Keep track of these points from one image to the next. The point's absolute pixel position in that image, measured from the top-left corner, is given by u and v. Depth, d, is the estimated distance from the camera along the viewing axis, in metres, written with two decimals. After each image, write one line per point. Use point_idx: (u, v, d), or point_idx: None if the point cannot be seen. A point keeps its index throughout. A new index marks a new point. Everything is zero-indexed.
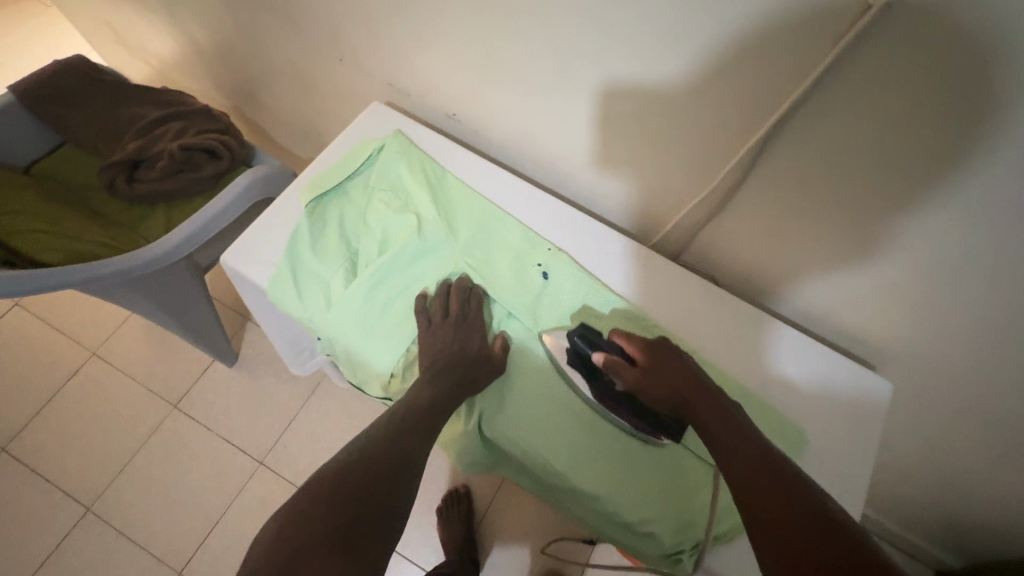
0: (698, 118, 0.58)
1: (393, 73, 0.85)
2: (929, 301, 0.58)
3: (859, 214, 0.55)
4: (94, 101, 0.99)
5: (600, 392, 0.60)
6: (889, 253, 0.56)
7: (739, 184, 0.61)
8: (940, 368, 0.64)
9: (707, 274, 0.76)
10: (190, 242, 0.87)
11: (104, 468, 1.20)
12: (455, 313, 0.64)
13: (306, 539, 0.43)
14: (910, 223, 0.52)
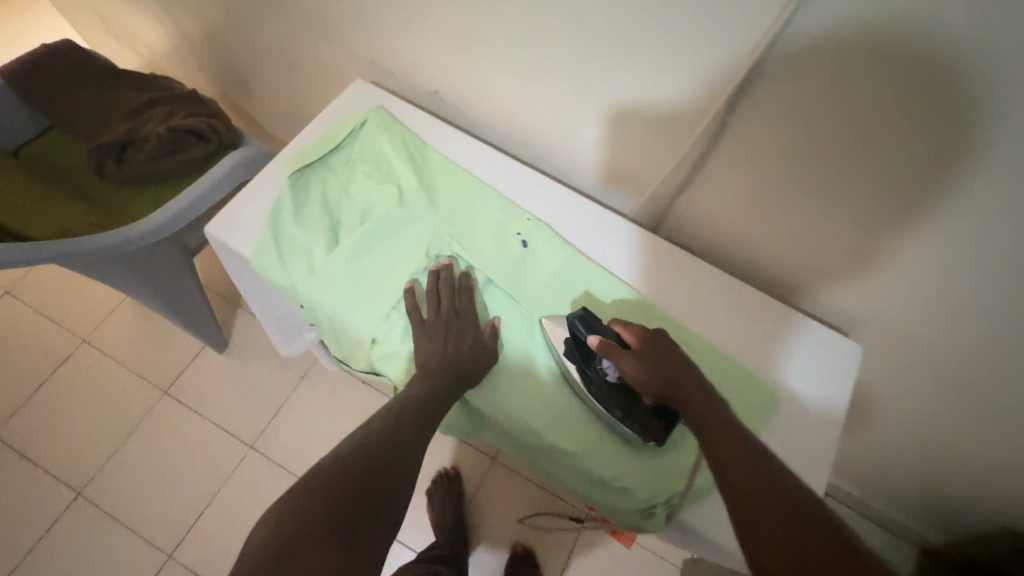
0: (670, 80, 0.58)
1: (374, 50, 0.85)
2: (896, 261, 0.59)
3: (829, 172, 0.56)
4: (80, 85, 0.99)
5: (590, 379, 0.60)
6: (859, 210, 0.57)
7: (711, 148, 0.61)
8: (907, 329, 0.67)
9: (685, 245, 0.77)
10: (176, 221, 0.88)
11: (96, 453, 1.21)
12: (448, 308, 0.63)
13: (304, 537, 0.44)
14: (878, 178, 0.53)
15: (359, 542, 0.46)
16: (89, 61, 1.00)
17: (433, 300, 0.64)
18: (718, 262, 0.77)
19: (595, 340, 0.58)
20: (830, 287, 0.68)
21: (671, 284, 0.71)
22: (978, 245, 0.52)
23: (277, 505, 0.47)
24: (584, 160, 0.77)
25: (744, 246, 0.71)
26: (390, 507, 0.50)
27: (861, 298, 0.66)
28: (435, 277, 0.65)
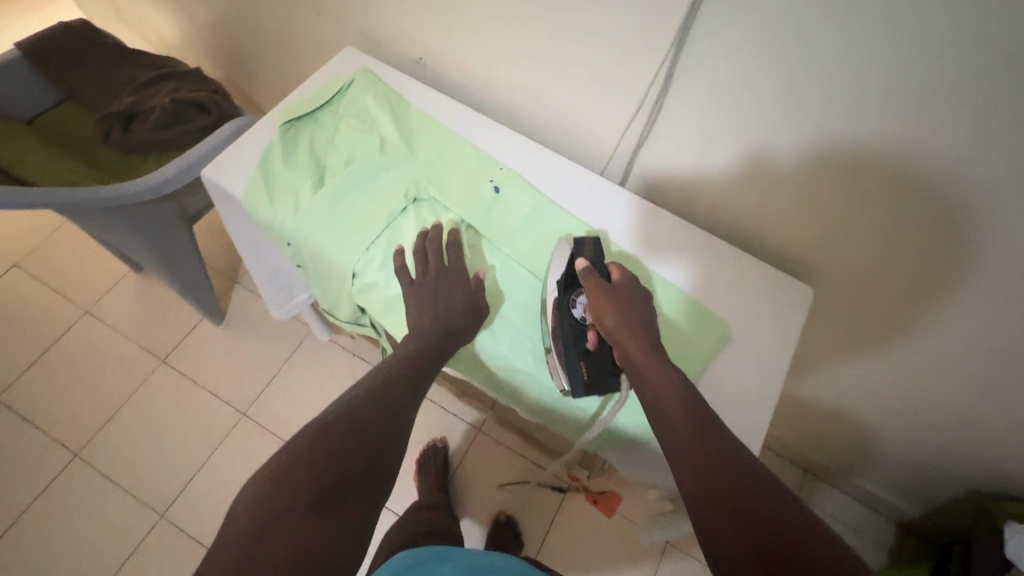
0: (629, 24, 0.65)
1: (366, 22, 0.91)
2: (835, 196, 0.66)
3: (768, 106, 0.62)
4: (93, 60, 1.07)
5: (561, 305, 0.66)
6: (797, 145, 0.64)
7: (666, 91, 0.68)
8: (850, 267, 0.73)
9: (653, 199, 0.84)
10: (174, 180, 0.93)
11: (94, 417, 1.26)
12: (435, 267, 0.68)
13: (288, 499, 0.47)
14: (809, 108, 0.60)
15: (345, 514, 0.49)
16: (101, 39, 1.08)
17: (421, 258, 0.69)
18: (683, 213, 0.83)
19: (582, 264, 0.65)
20: (794, 245, 0.76)
21: (638, 226, 0.77)
22: (915, 189, 0.60)
23: (266, 476, 0.49)
24: (559, 121, 0.84)
25: (712, 199, 0.78)
26: (376, 479, 0.54)
27: (828, 252, 0.73)
28: (423, 239, 0.70)
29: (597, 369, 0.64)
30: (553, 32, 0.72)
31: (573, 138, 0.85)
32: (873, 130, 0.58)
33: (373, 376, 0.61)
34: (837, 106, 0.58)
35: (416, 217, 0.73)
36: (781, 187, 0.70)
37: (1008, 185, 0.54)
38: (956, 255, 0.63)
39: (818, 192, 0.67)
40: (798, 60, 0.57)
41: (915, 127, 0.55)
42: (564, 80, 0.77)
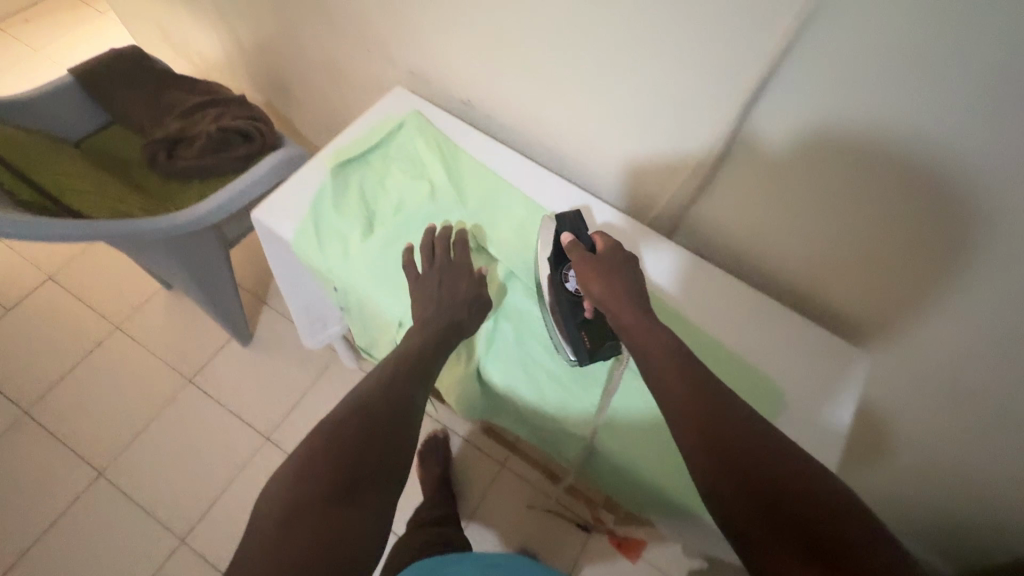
0: (696, 83, 0.63)
1: (416, 62, 0.91)
2: (885, 255, 0.62)
3: (820, 155, 0.60)
4: (140, 85, 1.08)
5: (556, 282, 0.66)
6: (848, 198, 0.61)
7: (727, 151, 0.67)
8: (901, 335, 0.68)
9: (700, 252, 0.83)
10: (221, 211, 0.94)
11: (120, 435, 1.26)
12: (440, 259, 0.69)
13: (307, 494, 0.49)
14: (864, 162, 0.57)
15: (362, 510, 0.49)
16: (151, 65, 1.10)
17: (429, 253, 0.70)
18: (730, 268, 0.81)
19: (569, 239, 0.66)
20: (831, 296, 0.72)
21: (663, 266, 0.78)
22: (977, 254, 0.55)
23: (288, 470, 0.51)
24: (604, 169, 0.83)
25: (728, 229, 0.76)
26: (391, 473, 0.53)
27: (827, 246, 0.67)
28: (430, 234, 0.71)
29: (597, 335, 0.66)
30: (604, 85, 0.71)
31: (620, 186, 0.84)
32: (816, 111, 0.57)
33: (382, 371, 0.60)
34: (887, 173, 0.56)
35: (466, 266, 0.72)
36: (830, 241, 0.66)
37: (970, 122, 0.48)
38: (948, 220, 0.55)
39: (794, 174, 0.63)
40: (859, 113, 0.54)
41: (857, 95, 0.53)
42: (616, 130, 0.76)
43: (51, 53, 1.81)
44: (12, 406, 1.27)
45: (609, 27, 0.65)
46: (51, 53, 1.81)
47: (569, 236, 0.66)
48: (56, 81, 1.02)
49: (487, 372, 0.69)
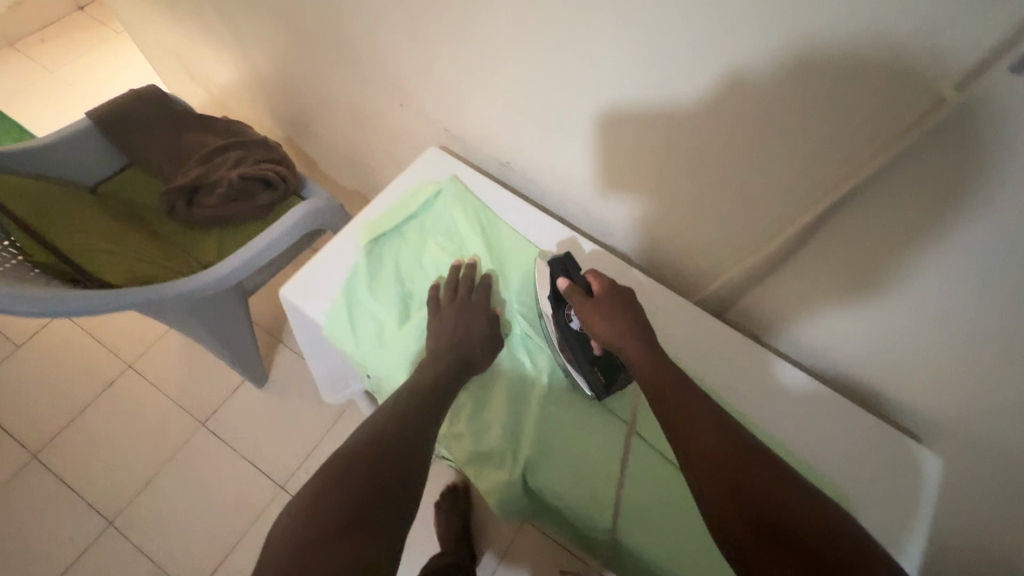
0: (768, 172, 0.59)
1: (451, 120, 0.88)
2: (877, 280, 0.58)
3: (799, 181, 0.57)
4: (159, 127, 1.04)
5: (560, 324, 0.64)
6: (830, 223, 0.58)
7: (800, 246, 0.62)
8: (894, 359, 0.65)
9: (751, 332, 0.78)
10: (243, 269, 0.90)
11: (131, 481, 1.22)
12: (462, 296, 0.67)
13: (315, 530, 0.44)
14: (838, 181, 0.54)
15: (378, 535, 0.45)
16: (171, 107, 1.06)
17: (450, 289, 0.68)
18: (749, 329, 0.79)
19: (565, 283, 0.63)
20: (827, 329, 0.68)
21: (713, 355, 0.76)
22: (966, 260, 0.50)
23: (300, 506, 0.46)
24: (647, 242, 0.80)
25: (718, 263, 0.74)
26: (406, 494, 0.49)
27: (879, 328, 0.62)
28: (456, 271, 0.69)
29: (611, 370, 0.64)
30: (642, 158, 0.68)
31: (666, 255, 0.79)
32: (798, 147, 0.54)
33: (395, 399, 0.58)
34: (867, 193, 0.53)
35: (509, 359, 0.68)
36: (820, 272, 0.63)
37: (907, 91, 0.45)
38: (914, 195, 0.50)
39: (833, 254, 0.60)
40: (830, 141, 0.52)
41: (834, 124, 0.50)
42: (669, 206, 0.72)
43: (67, 76, 1.79)
44: (21, 451, 1.23)
45: (666, 116, 0.61)
46: (66, 76, 1.79)
47: (564, 279, 0.63)
48: (74, 126, 0.99)
49: (535, 477, 0.62)
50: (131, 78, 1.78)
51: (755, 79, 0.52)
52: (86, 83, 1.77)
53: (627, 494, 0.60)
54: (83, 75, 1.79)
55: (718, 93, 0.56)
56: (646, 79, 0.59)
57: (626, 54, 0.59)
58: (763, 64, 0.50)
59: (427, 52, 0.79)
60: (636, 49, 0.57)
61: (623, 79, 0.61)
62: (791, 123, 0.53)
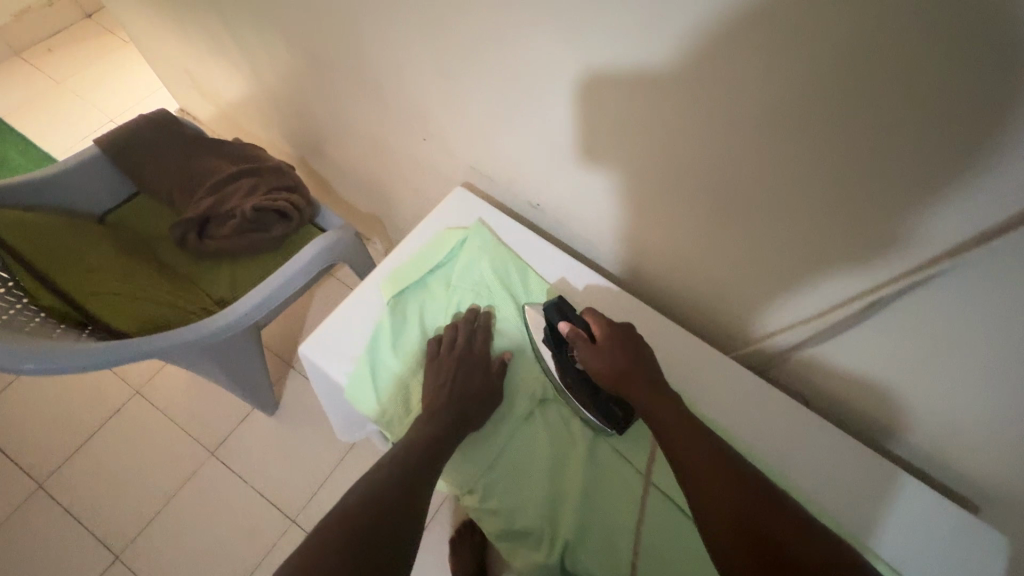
0: (828, 244, 0.53)
1: (477, 156, 0.84)
2: (920, 324, 0.53)
3: (836, 231, 0.52)
4: (170, 154, 1.00)
5: (565, 367, 0.61)
6: (871, 269, 0.52)
7: (861, 317, 0.57)
8: (937, 400, 0.59)
9: (798, 395, 0.73)
10: (256, 310, 0.86)
11: (138, 513, 1.19)
12: (459, 348, 0.63)
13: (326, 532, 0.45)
14: (882, 226, 0.48)
15: (384, 550, 0.45)
16: (181, 131, 1.02)
17: (448, 342, 0.64)
18: (778, 374, 0.74)
19: (566, 326, 0.60)
20: (868, 375, 0.63)
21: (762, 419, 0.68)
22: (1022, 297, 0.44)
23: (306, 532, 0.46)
24: (684, 293, 0.75)
25: (745, 303, 0.68)
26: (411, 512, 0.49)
27: (947, 402, 0.58)
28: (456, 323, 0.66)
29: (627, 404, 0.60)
30: (659, 195, 0.63)
31: (705, 307, 0.75)
32: (835, 196, 0.49)
33: (400, 449, 0.55)
34: (912, 237, 0.47)
35: (546, 427, 0.62)
36: (858, 318, 0.57)
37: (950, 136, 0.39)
38: (957, 233, 0.44)
39: (879, 305, 0.54)
40: (869, 190, 0.46)
41: (876, 175, 0.45)
42: (711, 263, 0.67)
43: (74, 86, 1.75)
44: (27, 480, 1.20)
45: (702, 171, 0.56)
46: (73, 86, 1.75)
47: (564, 322, 0.61)
48: (83, 154, 0.95)
49: (575, 558, 0.56)
50: (139, 89, 1.74)
51: (809, 148, 0.47)
52: (94, 95, 1.73)
53: (663, 566, 0.54)
54: (91, 86, 1.75)
55: (753, 145, 0.50)
56: (693, 149, 0.55)
57: (664, 116, 0.54)
58: (801, 123, 0.45)
59: (454, 90, 0.75)
60: (674, 113, 0.53)
61: (661, 142, 0.57)
62: (857, 203, 0.48)
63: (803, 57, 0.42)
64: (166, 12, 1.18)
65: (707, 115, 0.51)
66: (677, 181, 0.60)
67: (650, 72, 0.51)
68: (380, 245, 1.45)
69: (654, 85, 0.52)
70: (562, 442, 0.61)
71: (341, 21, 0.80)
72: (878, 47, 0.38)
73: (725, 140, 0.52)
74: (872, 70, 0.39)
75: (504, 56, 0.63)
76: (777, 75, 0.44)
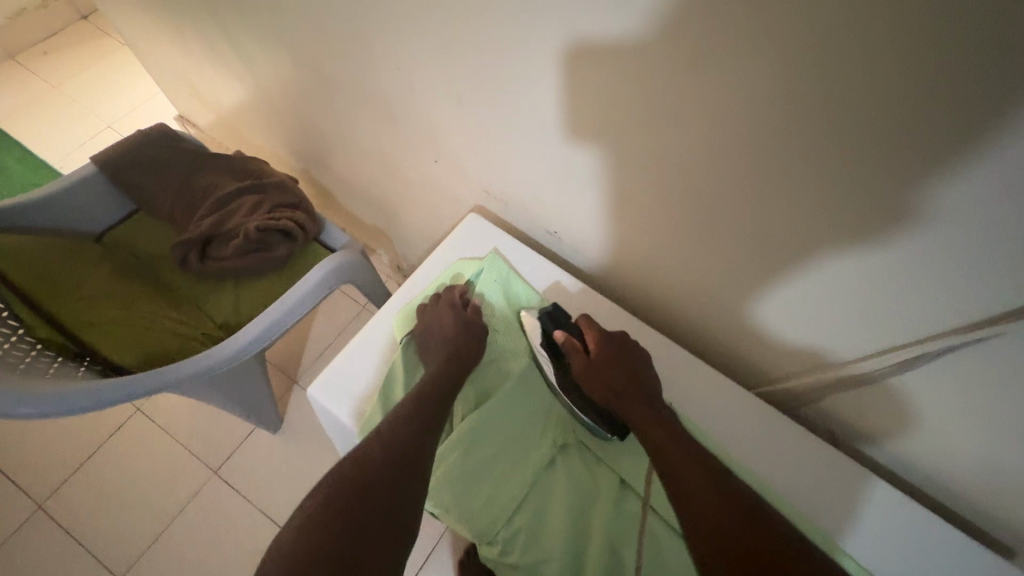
0: (885, 286, 0.52)
1: (490, 178, 0.81)
2: (976, 372, 0.52)
3: (888, 270, 0.50)
4: (170, 170, 0.97)
5: (563, 375, 0.64)
6: (930, 314, 0.51)
7: (913, 361, 0.56)
8: (978, 439, 0.58)
9: (825, 433, 0.73)
10: (262, 338, 0.82)
11: (140, 534, 1.16)
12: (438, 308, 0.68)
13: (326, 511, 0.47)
14: (942, 270, 0.47)
15: (379, 554, 0.46)
16: (180, 146, 0.98)
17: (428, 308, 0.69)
18: (807, 409, 0.74)
19: (560, 334, 0.64)
20: (905, 417, 0.63)
21: (777, 458, 0.70)
22: None
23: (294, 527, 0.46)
24: (714, 327, 0.75)
25: (777, 335, 0.68)
26: (403, 516, 0.50)
27: (979, 450, 0.59)
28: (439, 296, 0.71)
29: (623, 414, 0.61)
30: (694, 224, 0.62)
31: (733, 338, 0.74)
32: (895, 245, 0.48)
33: (394, 423, 0.56)
34: (976, 290, 0.46)
35: (566, 472, 0.60)
36: (912, 361, 0.56)
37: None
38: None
39: (932, 350, 0.53)
40: (937, 239, 0.45)
41: (944, 230, 0.44)
42: (746, 298, 0.66)
43: (70, 90, 1.71)
44: (27, 499, 1.18)
45: (746, 201, 0.54)
46: (70, 90, 1.71)
47: (559, 330, 0.65)
48: (79, 172, 0.92)
49: None
50: (137, 94, 1.70)
51: (868, 188, 0.45)
52: (90, 102, 1.69)
53: None
54: (87, 93, 1.71)
55: (803, 178, 0.48)
56: (737, 177, 0.53)
57: (706, 146, 0.52)
58: (862, 162, 0.44)
59: (470, 114, 0.72)
60: (717, 139, 0.51)
61: (701, 169, 0.55)
62: (910, 247, 0.47)
63: (867, 87, 0.39)
64: (162, 18, 1.14)
65: (754, 145, 0.49)
66: (716, 215, 0.58)
67: (694, 104, 0.49)
68: (385, 257, 1.42)
69: (698, 116, 0.50)
70: (581, 488, 0.59)
71: (349, 34, 0.76)
72: (959, 80, 0.35)
73: (771, 167, 0.50)
74: (945, 101, 0.37)
75: (527, 77, 0.60)
76: (835, 105, 0.42)
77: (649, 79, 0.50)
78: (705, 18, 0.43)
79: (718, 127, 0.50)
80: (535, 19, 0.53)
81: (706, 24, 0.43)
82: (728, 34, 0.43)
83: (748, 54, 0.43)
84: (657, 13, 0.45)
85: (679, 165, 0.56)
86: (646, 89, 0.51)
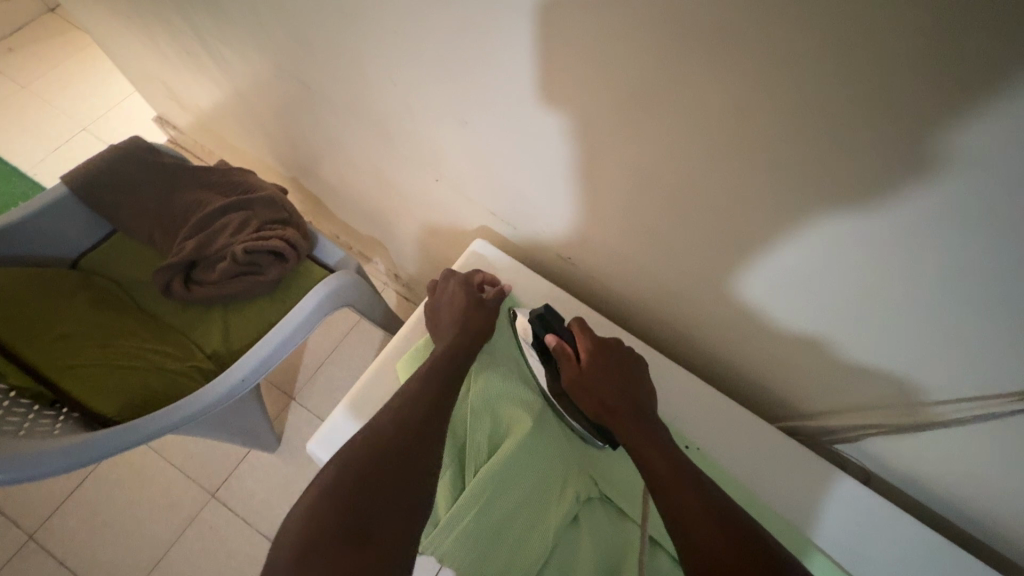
0: (941, 339, 0.50)
1: (496, 197, 0.77)
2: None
3: (943, 320, 0.48)
4: (148, 188, 0.90)
5: (554, 382, 0.63)
6: (986, 372, 0.50)
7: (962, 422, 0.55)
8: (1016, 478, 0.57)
9: (860, 473, 0.72)
10: (258, 371, 0.77)
11: (136, 563, 1.12)
12: (451, 296, 0.68)
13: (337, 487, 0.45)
14: (1004, 319, 0.44)
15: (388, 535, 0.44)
16: (158, 160, 0.91)
17: (433, 301, 0.70)
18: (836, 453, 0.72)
19: (552, 339, 0.63)
20: (942, 462, 0.62)
21: (813, 496, 0.66)
22: None
23: (298, 521, 0.44)
24: (748, 358, 0.72)
25: (812, 371, 0.66)
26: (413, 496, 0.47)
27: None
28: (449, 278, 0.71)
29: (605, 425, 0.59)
30: (725, 254, 0.58)
31: (762, 371, 0.73)
32: (956, 306, 0.46)
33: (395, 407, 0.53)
34: None
35: (592, 530, 0.56)
36: (959, 413, 0.55)
37: None
38: None
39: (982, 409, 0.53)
40: (1006, 305, 0.43)
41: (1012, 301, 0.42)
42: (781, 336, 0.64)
43: (40, 90, 1.62)
44: (17, 529, 1.13)
45: (785, 230, 0.51)
46: (39, 91, 1.61)
47: (550, 335, 0.64)
48: (50, 195, 0.86)
49: None
50: (112, 94, 1.61)
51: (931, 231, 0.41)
52: (62, 104, 1.59)
53: None
54: (58, 94, 1.61)
55: (856, 219, 0.44)
56: (779, 210, 0.49)
57: (741, 178, 0.48)
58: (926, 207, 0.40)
59: (473, 134, 0.67)
60: (755, 170, 0.46)
61: (735, 201, 0.51)
62: (967, 299, 0.45)
63: (944, 122, 0.34)
64: (131, 19, 1.05)
65: (800, 181, 0.45)
66: (762, 250, 0.54)
67: (731, 137, 0.45)
68: (380, 267, 1.36)
69: (734, 148, 0.46)
70: (603, 547, 0.56)
71: (335, 42, 0.69)
72: None
73: (818, 200, 0.45)
74: None
75: (539, 95, 0.54)
76: (899, 145, 0.37)
77: (679, 104, 0.45)
78: (752, 44, 0.38)
79: (757, 154, 0.45)
80: (548, 38, 0.47)
81: (751, 52, 0.38)
82: (779, 64, 0.38)
83: (801, 80, 0.38)
84: (691, 40, 0.40)
85: (710, 191, 0.52)
86: (674, 116, 0.46)
